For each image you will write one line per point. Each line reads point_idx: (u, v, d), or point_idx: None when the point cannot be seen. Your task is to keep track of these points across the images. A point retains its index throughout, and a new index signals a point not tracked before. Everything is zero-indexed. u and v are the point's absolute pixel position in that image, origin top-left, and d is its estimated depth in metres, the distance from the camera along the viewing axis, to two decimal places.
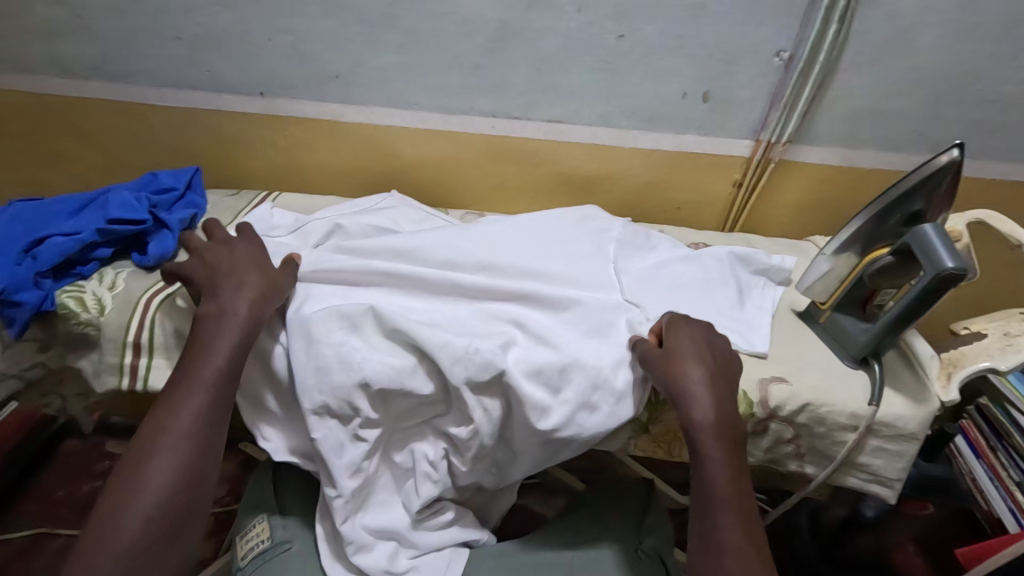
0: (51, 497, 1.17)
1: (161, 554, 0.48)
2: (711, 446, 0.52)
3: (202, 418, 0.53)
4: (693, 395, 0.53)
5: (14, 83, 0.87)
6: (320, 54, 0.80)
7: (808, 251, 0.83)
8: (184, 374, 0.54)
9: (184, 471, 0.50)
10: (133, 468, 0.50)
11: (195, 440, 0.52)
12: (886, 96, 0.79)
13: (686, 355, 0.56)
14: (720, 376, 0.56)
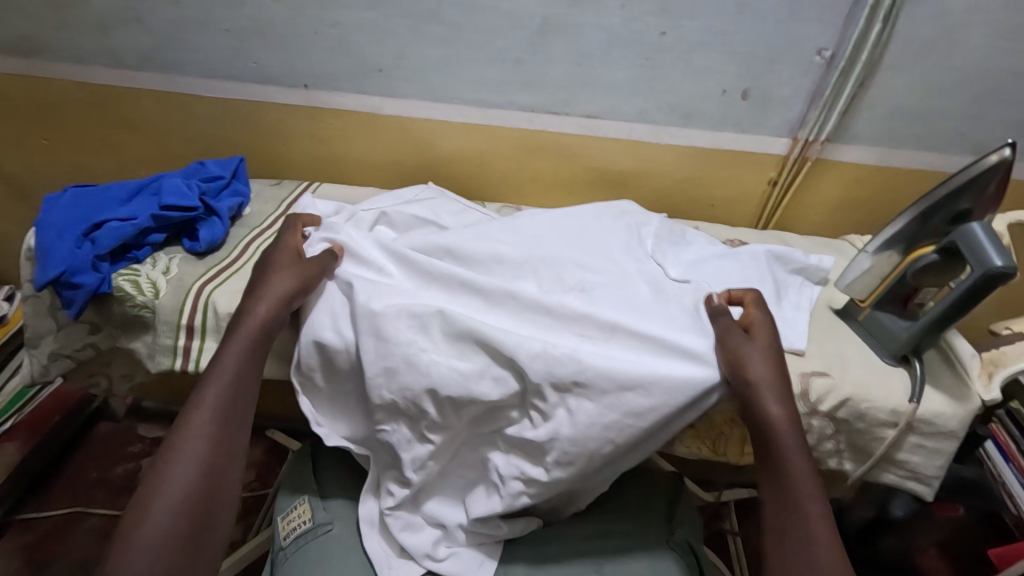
0: (85, 477, 1.19)
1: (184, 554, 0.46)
2: (791, 440, 0.51)
3: (220, 418, 0.53)
4: (768, 395, 0.53)
5: (65, 72, 0.89)
6: (365, 48, 0.82)
7: (844, 250, 0.84)
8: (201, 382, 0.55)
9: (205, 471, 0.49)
10: (157, 471, 0.49)
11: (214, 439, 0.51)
12: (926, 95, 0.79)
13: (758, 350, 0.56)
14: (787, 374, 0.56)
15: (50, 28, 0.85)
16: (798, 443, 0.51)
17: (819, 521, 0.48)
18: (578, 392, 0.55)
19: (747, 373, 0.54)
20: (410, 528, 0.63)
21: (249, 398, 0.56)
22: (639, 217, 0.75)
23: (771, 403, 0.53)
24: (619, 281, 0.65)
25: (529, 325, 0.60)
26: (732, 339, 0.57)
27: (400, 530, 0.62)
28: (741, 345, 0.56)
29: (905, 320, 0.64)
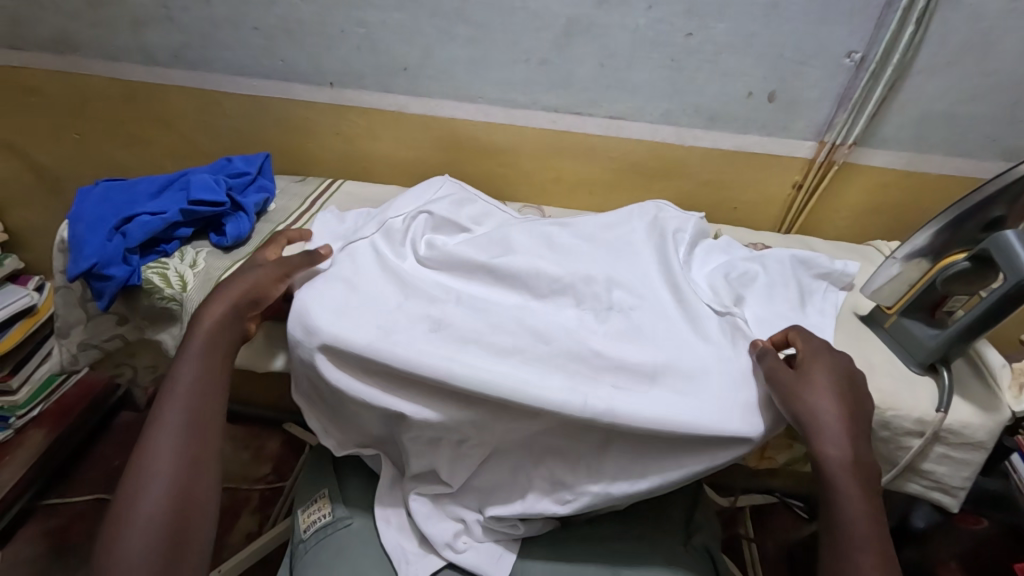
0: (109, 465, 1.22)
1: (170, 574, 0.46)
2: (851, 486, 0.49)
3: (184, 444, 0.51)
4: (829, 432, 0.51)
5: (98, 69, 0.91)
6: (391, 47, 0.82)
7: (869, 255, 0.82)
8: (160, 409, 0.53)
9: (171, 499, 0.48)
10: (120, 508, 0.48)
11: (179, 465, 0.50)
12: (959, 100, 0.78)
13: (820, 391, 0.53)
14: (855, 415, 0.53)
15: (84, 25, 0.87)
16: (856, 488, 0.49)
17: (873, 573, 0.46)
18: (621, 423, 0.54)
19: (804, 409, 0.52)
20: (432, 519, 0.64)
21: (215, 415, 0.55)
22: (676, 223, 0.74)
23: (828, 444, 0.51)
24: (658, 307, 0.64)
25: (566, 360, 0.58)
26: (783, 379, 0.55)
27: (424, 520, 0.63)
28: (798, 386, 0.54)
29: (933, 329, 0.62)
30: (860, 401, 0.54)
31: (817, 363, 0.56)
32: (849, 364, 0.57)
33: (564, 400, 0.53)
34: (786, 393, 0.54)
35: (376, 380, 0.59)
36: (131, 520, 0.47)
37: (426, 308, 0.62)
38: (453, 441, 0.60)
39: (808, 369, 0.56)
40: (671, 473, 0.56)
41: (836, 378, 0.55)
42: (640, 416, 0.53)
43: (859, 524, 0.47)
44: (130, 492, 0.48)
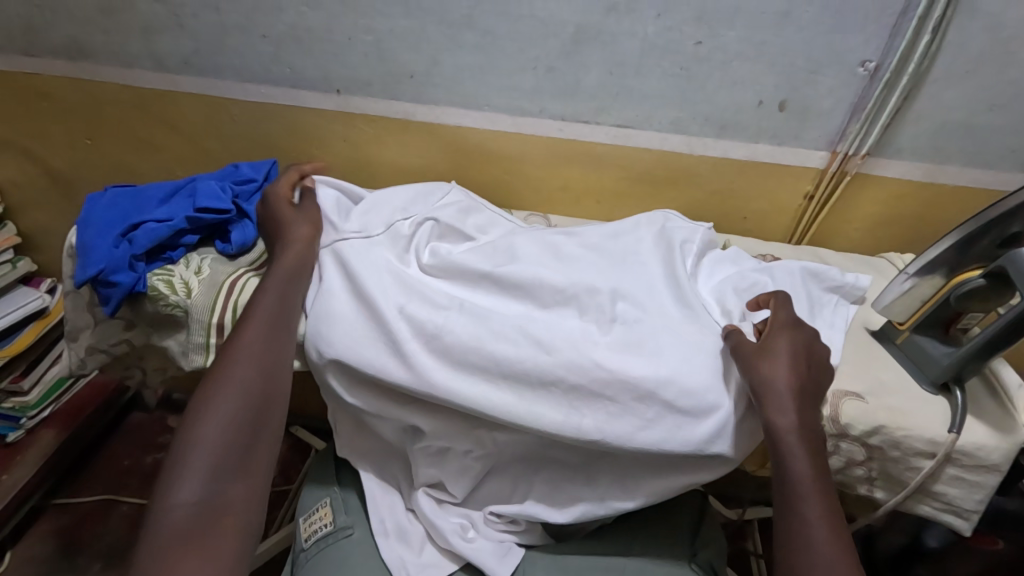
0: (118, 465, 1.23)
1: (248, 447, 0.56)
2: (795, 448, 0.52)
3: (266, 339, 0.61)
4: (780, 402, 0.53)
5: (111, 75, 0.92)
6: (399, 54, 0.82)
7: (882, 269, 0.81)
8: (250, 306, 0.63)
9: (255, 382, 0.58)
10: (214, 380, 0.58)
11: (262, 355, 0.60)
12: (977, 110, 0.76)
13: (777, 359, 0.56)
14: (807, 384, 0.56)
15: (97, 31, 0.88)
16: (801, 450, 0.52)
17: (820, 525, 0.50)
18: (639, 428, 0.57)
19: (761, 376, 0.55)
20: (441, 512, 0.67)
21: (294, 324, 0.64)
22: (683, 233, 0.73)
23: (781, 411, 0.53)
24: (664, 320, 0.62)
25: (568, 372, 0.58)
26: (742, 355, 0.57)
27: (433, 512, 0.66)
28: (759, 357, 0.56)
29: (946, 346, 0.61)
30: (813, 368, 0.58)
31: (781, 336, 0.58)
32: (810, 337, 0.60)
33: (559, 428, 0.57)
34: (745, 367, 0.56)
35: (388, 398, 0.64)
36: (221, 390, 0.57)
37: (427, 313, 0.61)
38: (459, 453, 0.65)
39: (772, 341, 0.58)
40: (657, 488, 0.62)
41: (795, 353, 0.57)
42: (633, 442, 0.57)
43: (806, 479, 0.51)
44: (221, 376, 0.58)
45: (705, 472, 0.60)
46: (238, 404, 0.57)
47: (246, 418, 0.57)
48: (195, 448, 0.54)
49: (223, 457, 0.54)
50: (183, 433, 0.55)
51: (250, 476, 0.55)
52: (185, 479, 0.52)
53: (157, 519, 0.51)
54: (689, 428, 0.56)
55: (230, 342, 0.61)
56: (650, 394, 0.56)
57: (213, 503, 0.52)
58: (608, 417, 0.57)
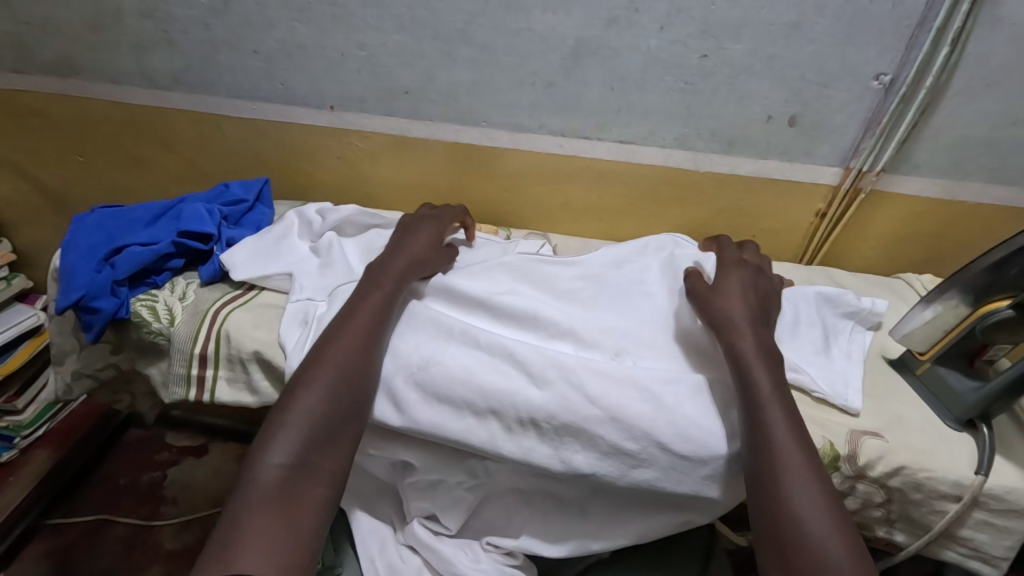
0: (114, 483, 1.19)
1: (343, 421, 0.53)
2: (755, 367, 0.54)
3: (372, 322, 0.59)
4: (733, 319, 0.58)
5: (103, 92, 0.90)
6: (393, 70, 0.80)
7: (899, 290, 0.77)
8: (360, 291, 0.62)
9: (354, 362, 0.55)
10: (319, 353, 0.56)
11: (365, 337, 0.57)
12: (1001, 124, 0.72)
13: (730, 294, 0.61)
14: (761, 315, 0.60)
15: (88, 49, 0.86)
16: (758, 364, 0.54)
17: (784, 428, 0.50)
18: (639, 463, 0.54)
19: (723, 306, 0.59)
20: (436, 544, 0.63)
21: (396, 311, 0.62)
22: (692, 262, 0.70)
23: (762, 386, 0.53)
24: (663, 355, 0.60)
25: (562, 409, 0.55)
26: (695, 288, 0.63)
27: (430, 542, 0.63)
28: (711, 296, 0.61)
29: (971, 380, 0.57)
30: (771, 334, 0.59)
31: (728, 275, 0.64)
32: (763, 275, 0.66)
33: (549, 462, 0.55)
34: (701, 305, 0.61)
35: (374, 436, 0.62)
36: (323, 363, 0.55)
37: (413, 346, 0.59)
38: (451, 484, 0.62)
39: (723, 282, 0.63)
40: (653, 525, 0.60)
41: (749, 289, 0.62)
42: (625, 479, 0.55)
43: (779, 429, 0.49)
44: (328, 347, 0.56)
45: (704, 514, 0.58)
46: (334, 381, 0.54)
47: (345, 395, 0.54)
48: (288, 417, 0.51)
49: (316, 430, 0.51)
50: (280, 401, 0.53)
51: (336, 456, 0.51)
52: (275, 445, 0.49)
53: (243, 480, 0.48)
54: (685, 472, 0.54)
55: (335, 321, 0.59)
56: (648, 432, 0.53)
57: (299, 477, 0.49)
58: (599, 456, 0.55)
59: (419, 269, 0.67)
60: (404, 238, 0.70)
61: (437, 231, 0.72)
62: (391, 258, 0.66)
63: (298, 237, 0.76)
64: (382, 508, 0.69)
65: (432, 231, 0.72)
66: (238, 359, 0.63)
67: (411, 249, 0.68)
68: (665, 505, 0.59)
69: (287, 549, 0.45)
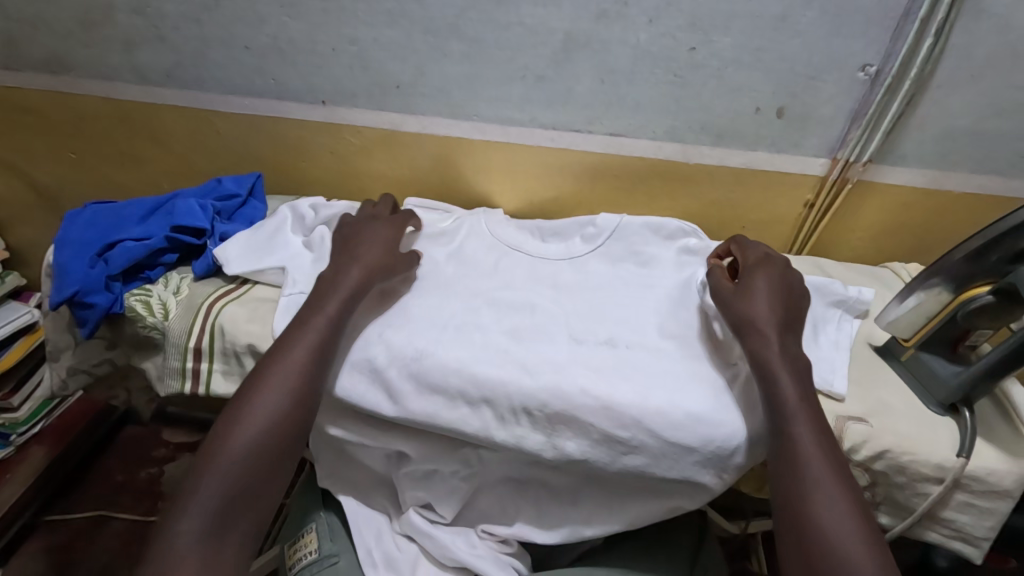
0: (111, 480, 1.19)
1: (263, 479, 0.51)
2: (782, 376, 0.53)
3: (306, 363, 0.55)
4: (760, 329, 0.56)
5: (94, 88, 0.90)
6: (385, 64, 0.80)
7: (887, 280, 0.78)
8: (300, 320, 0.59)
9: (281, 414, 0.53)
10: (243, 399, 0.53)
11: (294, 381, 0.54)
12: (986, 114, 0.73)
13: (754, 296, 0.59)
14: (791, 317, 0.59)
15: (78, 45, 0.86)
16: (790, 376, 0.53)
17: (813, 446, 0.49)
18: (629, 450, 0.55)
19: (748, 313, 0.58)
20: (431, 532, 0.64)
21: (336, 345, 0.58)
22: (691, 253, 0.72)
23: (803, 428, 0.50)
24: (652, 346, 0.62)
25: (553, 397, 0.56)
26: (724, 295, 0.61)
27: (426, 530, 0.64)
28: (735, 298, 0.60)
29: (954, 365, 0.58)
30: (806, 365, 0.55)
31: (758, 275, 0.62)
32: (791, 270, 0.63)
33: (541, 449, 0.57)
34: (724, 305, 0.60)
35: (369, 427, 0.63)
36: (246, 414, 0.52)
37: (407, 339, 0.60)
38: (446, 474, 0.63)
39: (749, 280, 0.61)
40: (644, 512, 0.61)
41: (779, 290, 0.60)
42: (616, 465, 0.56)
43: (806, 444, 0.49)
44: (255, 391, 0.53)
45: (694, 500, 0.59)
46: (258, 436, 0.52)
47: (267, 450, 0.52)
48: (204, 477, 0.49)
49: (232, 494, 0.49)
50: (200, 456, 0.51)
51: (253, 517, 0.50)
52: (186, 513, 0.48)
53: (155, 546, 0.47)
54: (677, 457, 0.55)
55: (268, 359, 0.56)
56: (638, 419, 0.55)
57: (211, 543, 0.48)
58: (592, 443, 0.56)
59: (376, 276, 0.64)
60: (356, 246, 0.67)
61: (389, 235, 0.69)
62: (342, 273, 0.63)
63: (291, 232, 0.77)
64: (377, 498, 0.69)
65: (383, 236, 0.69)
66: (233, 352, 0.64)
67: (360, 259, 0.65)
68: (653, 492, 0.60)
69: None
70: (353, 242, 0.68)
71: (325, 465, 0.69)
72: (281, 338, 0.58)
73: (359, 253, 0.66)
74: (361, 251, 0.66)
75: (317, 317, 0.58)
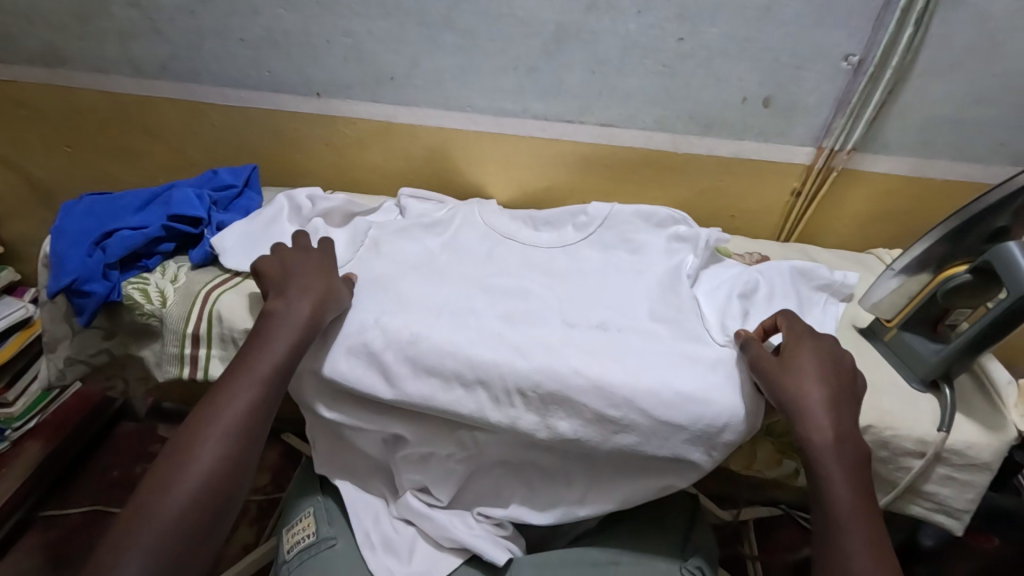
0: (107, 476, 1.19)
1: (191, 549, 0.48)
2: (832, 469, 0.51)
3: (243, 420, 0.54)
4: (815, 417, 0.53)
5: (89, 82, 0.91)
6: (378, 55, 0.81)
7: (871, 265, 0.80)
8: (238, 368, 0.56)
9: (215, 477, 0.50)
10: (172, 462, 0.50)
11: (229, 440, 0.52)
12: (966, 102, 0.75)
13: (804, 377, 0.55)
14: (845, 395, 0.55)
15: (73, 38, 0.86)
16: (842, 473, 0.50)
17: (864, 554, 0.47)
18: (621, 429, 0.57)
19: (800, 396, 0.54)
20: (428, 515, 0.65)
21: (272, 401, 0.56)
22: (681, 239, 0.73)
23: (850, 533, 0.49)
24: (643, 329, 0.63)
25: (546, 376, 0.57)
26: (766, 368, 0.56)
27: (422, 512, 0.65)
28: (782, 374, 0.55)
29: (935, 343, 0.60)
30: (865, 456, 0.53)
31: (801, 348, 0.58)
32: (835, 346, 0.59)
33: (535, 430, 0.58)
34: (768, 383, 0.55)
35: (366, 410, 0.64)
36: (175, 479, 0.49)
37: (404, 323, 0.61)
38: (442, 457, 0.64)
39: (797, 359, 0.57)
40: (636, 489, 0.62)
41: (831, 375, 0.56)
42: (608, 444, 0.57)
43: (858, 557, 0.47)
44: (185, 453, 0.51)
45: (684, 478, 0.60)
46: (193, 493, 0.49)
47: (196, 519, 0.49)
48: (134, 540, 0.46)
49: (158, 570, 0.46)
50: (128, 517, 0.48)
51: None
52: None
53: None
54: (669, 436, 0.56)
55: (204, 410, 0.54)
56: (630, 398, 0.56)
57: None
58: (584, 423, 0.57)
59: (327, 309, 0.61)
60: (292, 279, 0.63)
61: (324, 262, 0.66)
62: (283, 311, 0.59)
63: (287, 222, 0.78)
64: (374, 483, 0.70)
65: (315, 261, 0.66)
66: (231, 338, 0.65)
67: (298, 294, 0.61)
68: (643, 470, 0.62)
69: None
70: (289, 272, 0.64)
71: (323, 450, 0.70)
72: (212, 392, 0.55)
73: (303, 284, 0.62)
74: (307, 281, 0.62)
75: (255, 368, 0.56)
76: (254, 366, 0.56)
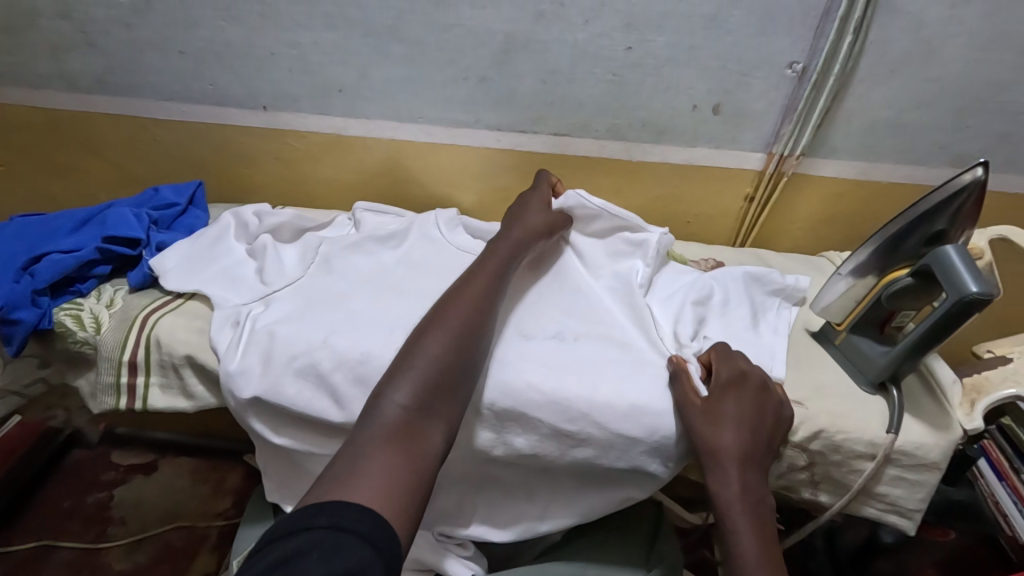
0: (56, 508, 1.07)
1: (459, 375, 0.51)
2: (738, 519, 0.50)
3: (491, 281, 0.60)
4: (722, 468, 0.52)
5: (20, 96, 0.87)
6: (326, 67, 0.79)
7: (822, 267, 0.81)
8: (483, 257, 0.64)
9: (473, 320, 0.55)
10: (439, 308, 0.56)
11: (480, 299, 0.57)
12: (906, 107, 0.77)
13: (721, 424, 0.54)
14: (759, 448, 0.54)
15: (3, 51, 0.83)
16: (746, 524, 0.50)
17: None
18: (578, 442, 0.56)
19: (711, 442, 0.53)
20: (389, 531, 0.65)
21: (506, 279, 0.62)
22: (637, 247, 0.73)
23: None
24: (599, 339, 0.63)
25: (500, 393, 0.56)
26: (689, 414, 0.54)
27: None
28: (701, 419, 0.54)
29: (882, 345, 0.61)
30: (767, 511, 0.52)
31: (725, 395, 0.56)
32: (764, 385, 0.57)
33: (491, 446, 0.58)
34: (686, 428, 0.55)
35: (312, 433, 0.60)
36: (444, 318, 0.54)
37: (354, 342, 0.59)
38: None
39: (717, 404, 0.55)
40: (596, 502, 0.61)
41: (749, 426, 0.54)
42: (565, 458, 0.57)
43: None
44: (448, 302, 0.56)
45: (642, 488, 0.60)
46: (454, 335, 0.53)
47: (463, 348, 0.53)
48: (412, 362, 0.50)
49: (436, 376, 0.50)
50: (404, 349, 0.52)
51: (451, 408, 0.49)
52: (399, 386, 0.48)
53: (367, 417, 0.46)
54: (624, 448, 0.56)
55: (461, 279, 0.60)
56: (583, 412, 0.55)
57: (417, 418, 0.47)
58: (539, 438, 0.57)
59: (535, 238, 0.68)
60: (516, 211, 0.71)
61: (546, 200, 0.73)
62: (506, 231, 0.68)
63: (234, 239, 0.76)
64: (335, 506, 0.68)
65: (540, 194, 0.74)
66: (171, 364, 0.62)
67: (528, 222, 0.69)
68: (603, 482, 0.61)
69: (396, 487, 0.42)
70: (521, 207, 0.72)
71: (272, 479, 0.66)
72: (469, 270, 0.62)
73: (531, 204, 0.72)
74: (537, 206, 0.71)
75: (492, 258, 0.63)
76: (491, 257, 0.63)
